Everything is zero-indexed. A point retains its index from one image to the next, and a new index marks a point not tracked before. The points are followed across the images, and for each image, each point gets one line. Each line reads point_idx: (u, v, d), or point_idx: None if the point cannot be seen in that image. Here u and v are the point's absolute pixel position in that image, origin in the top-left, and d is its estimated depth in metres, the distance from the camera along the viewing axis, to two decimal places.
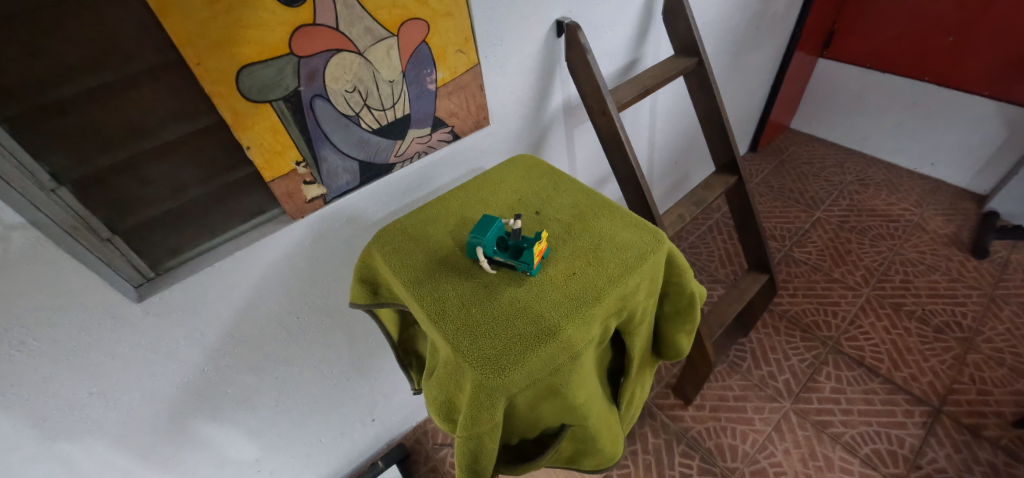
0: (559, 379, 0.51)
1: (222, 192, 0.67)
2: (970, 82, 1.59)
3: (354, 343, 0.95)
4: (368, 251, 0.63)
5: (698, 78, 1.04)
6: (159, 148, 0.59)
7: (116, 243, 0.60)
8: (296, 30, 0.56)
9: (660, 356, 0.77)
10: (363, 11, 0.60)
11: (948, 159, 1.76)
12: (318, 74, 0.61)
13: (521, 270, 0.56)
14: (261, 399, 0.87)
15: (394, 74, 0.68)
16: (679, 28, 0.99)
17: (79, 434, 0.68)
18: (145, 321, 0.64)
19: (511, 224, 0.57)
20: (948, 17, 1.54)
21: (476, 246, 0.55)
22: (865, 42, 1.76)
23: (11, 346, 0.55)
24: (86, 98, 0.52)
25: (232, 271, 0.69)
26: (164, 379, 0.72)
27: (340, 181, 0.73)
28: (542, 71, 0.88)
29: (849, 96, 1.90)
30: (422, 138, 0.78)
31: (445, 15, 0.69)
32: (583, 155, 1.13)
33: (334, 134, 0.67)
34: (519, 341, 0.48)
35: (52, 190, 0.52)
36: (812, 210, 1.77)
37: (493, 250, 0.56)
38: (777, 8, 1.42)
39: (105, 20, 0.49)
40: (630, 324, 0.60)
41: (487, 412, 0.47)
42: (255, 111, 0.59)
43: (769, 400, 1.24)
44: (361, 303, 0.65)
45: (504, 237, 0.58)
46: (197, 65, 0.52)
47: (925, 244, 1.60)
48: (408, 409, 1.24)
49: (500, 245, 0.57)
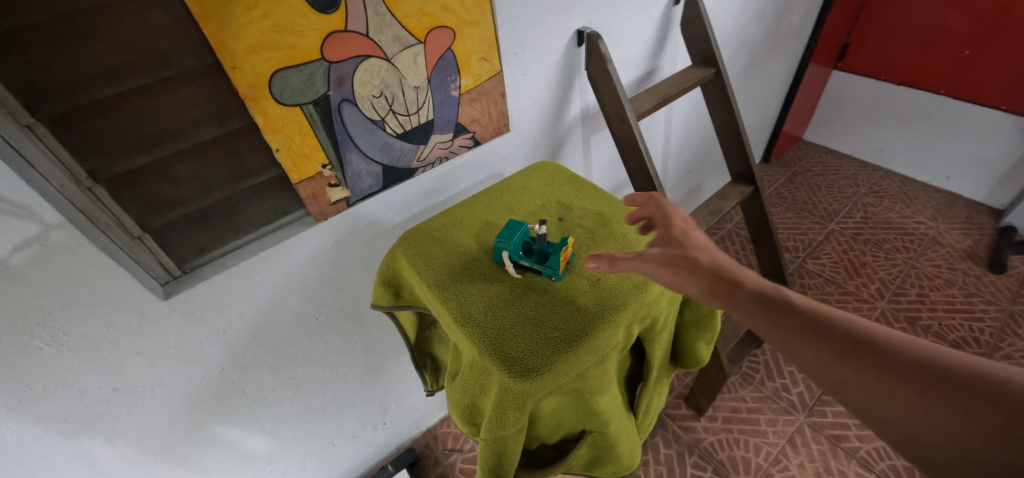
0: (584, 385, 0.51)
1: (249, 193, 0.68)
2: (987, 96, 1.58)
3: (370, 346, 0.96)
4: (392, 253, 0.64)
5: (715, 88, 1.05)
6: (190, 149, 0.60)
7: (145, 240, 0.61)
8: (328, 36, 0.58)
9: (678, 364, 0.76)
10: (393, 19, 0.62)
11: (963, 173, 1.75)
12: (347, 79, 0.62)
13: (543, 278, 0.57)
14: (277, 399, 0.88)
15: (419, 80, 0.70)
16: (697, 39, 1.00)
17: (102, 429, 0.69)
18: (170, 319, 0.65)
19: (536, 229, 0.59)
20: (963, 30, 1.54)
21: (502, 250, 0.56)
22: (880, 54, 1.75)
23: (41, 339, 0.56)
24: (124, 100, 0.53)
25: (255, 271, 0.70)
26: (186, 378, 0.72)
27: (364, 184, 0.74)
28: (562, 80, 0.89)
29: (864, 108, 1.89)
30: (444, 144, 0.79)
31: (471, 23, 0.70)
32: (599, 162, 1.14)
33: (359, 138, 0.68)
34: (545, 346, 0.49)
35: (88, 188, 0.54)
36: (825, 221, 1.76)
37: (518, 255, 0.57)
38: (793, 20, 1.42)
39: (147, 23, 0.50)
40: (652, 331, 0.61)
41: (513, 415, 0.47)
42: (285, 115, 0.60)
43: (782, 413, 1.23)
44: (383, 304, 0.66)
45: (529, 241, 0.59)
46: (233, 68, 0.54)
47: (941, 258, 1.58)
48: (419, 413, 1.23)
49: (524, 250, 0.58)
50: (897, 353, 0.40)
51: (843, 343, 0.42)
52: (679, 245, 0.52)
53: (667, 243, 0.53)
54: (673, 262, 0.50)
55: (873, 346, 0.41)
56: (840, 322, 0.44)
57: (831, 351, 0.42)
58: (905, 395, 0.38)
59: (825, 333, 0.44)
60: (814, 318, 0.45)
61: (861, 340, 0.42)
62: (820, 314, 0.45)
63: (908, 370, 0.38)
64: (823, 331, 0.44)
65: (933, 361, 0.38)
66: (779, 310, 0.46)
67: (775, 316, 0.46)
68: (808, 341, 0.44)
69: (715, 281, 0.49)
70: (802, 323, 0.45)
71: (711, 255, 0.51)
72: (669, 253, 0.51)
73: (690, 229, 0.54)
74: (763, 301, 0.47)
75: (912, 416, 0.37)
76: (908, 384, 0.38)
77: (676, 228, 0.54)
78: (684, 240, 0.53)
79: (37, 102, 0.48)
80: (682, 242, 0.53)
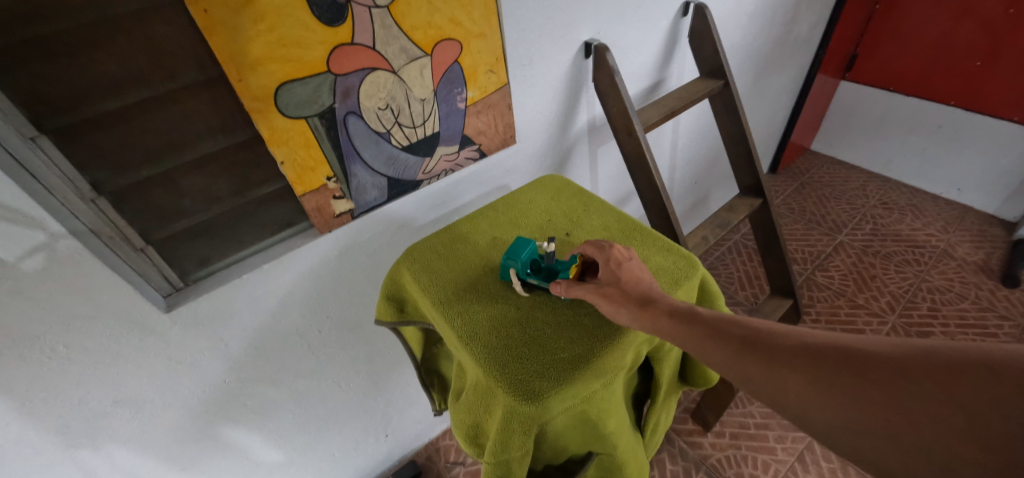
0: (591, 407, 0.50)
1: (253, 205, 0.68)
2: (998, 107, 1.56)
3: (373, 357, 0.95)
4: (396, 267, 0.64)
5: (723, 100, 1.04)
6: (195, 161, 0.60)
7: (148, 253, 0.60)
8: (334, 49, 0.57)
9: (686, 383, 0.74)
10: (399, 31, 0.62)
11: (974, 185, 1.73)
12: (353, 91, 0.62)
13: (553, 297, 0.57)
14: (278, 412, 0.87)
15: (425, 93, 0.69)
16: (705, 50, 1.00)
17: (102, 442, 0.68)
18: (171, 332, 0.65)
19: (545, 246, 0.58)
20: (973, 41, 1.52)
21: (509, 268, 0.56)
22: (889, 65, 1.74)
23: (41, 353, 0.56)
24: (129, 113, 0.53)
25: (258, 283, 0.70)
26: (187, 390, 0.72)
27: (368, 196, 0.73)
28: (570, 91, 0.88)
29: (872, 119, 1.87)
30: (450, 156, 0.79)
31: (478, 36, 0.69)
32: (605, 174, 1.13)
33: (365, 151, 0.68)
34: (551, 367, 0.48)
35: (91, 200, 0.53)
36: (834, 233, 1.74)
37: (526, 273, 0.56)
38: (802, 30, 1.41)
39: (153, 36, 0.50)
40: (661, 349, 0.60)
41: (519, 439, 0.46)
42: (290, 127, 0.60)
43: (791, 430, 1.20)
44: (387, 320, 0.65)
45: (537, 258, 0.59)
46: (239, 81, 0.53)
47: (953, 271, 1.55)
48: (423, 425, 1.22)
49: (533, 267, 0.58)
50: (800, 348, 0.39)
51: (755, 349, 0.41)
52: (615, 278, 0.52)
53: (603, 278, 0.53)
54: (609, 295, 0.50)
55: (781, 347, 0.40)
56: (751, 329, 0.43)
57: (745, 362, 0.41)
58: (822, 393, 0.36)
59: (737, 343, 0.43)
60: (726, 328, 0.44)
61: (771, 344, 0.41)
62: (731, 323, 0.45)
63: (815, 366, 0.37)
64: (736, 338, 0.43)
65: (835, 348, 0.38)
66: (691, 325, 0.45)
67: (688, 331, 0.45)
68: (725, 356, 0.42)
69: (641, 310, 0.48)
70: (715, 335, 0.44)
71: (639, 285, 0.51)
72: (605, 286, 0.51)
73: (627, 260, 0.54)
74: (677, 318, 0.46)
75: (832, 412, 0.35)
76: (817, 379, 0.37)
77: (613, 259, 0.54)
78: (618, 271, 0.53)
79: (42, 115, 0.48)
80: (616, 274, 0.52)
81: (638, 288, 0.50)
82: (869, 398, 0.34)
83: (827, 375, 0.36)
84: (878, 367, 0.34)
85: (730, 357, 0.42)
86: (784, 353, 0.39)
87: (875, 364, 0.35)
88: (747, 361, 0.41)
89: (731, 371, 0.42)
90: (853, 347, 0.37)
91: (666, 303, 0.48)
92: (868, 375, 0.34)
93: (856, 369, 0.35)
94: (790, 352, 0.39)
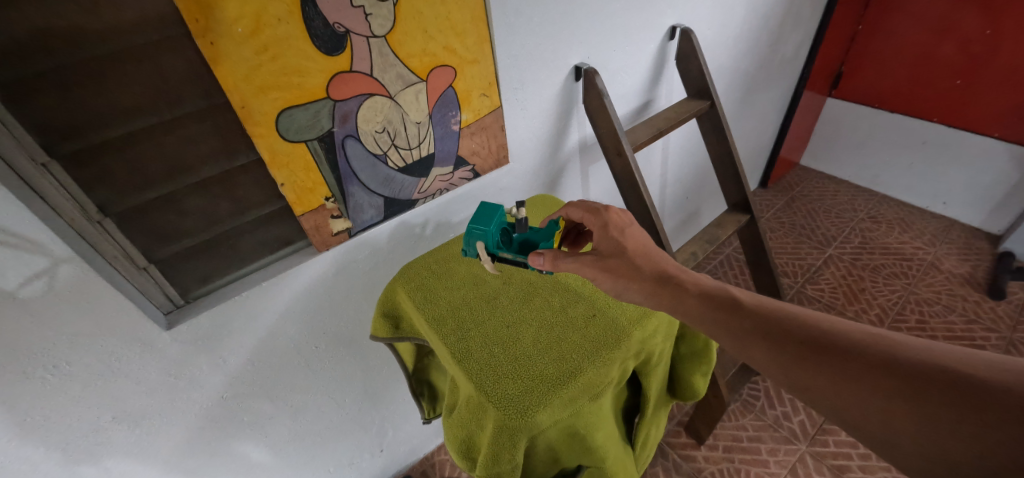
0: (579, 421, 0.52)
1: (253, 225, 0.70)
2: (979, 123, 1.61)
3: (369, 372, 0.96)
4: (392, 286, 0.66)
5: (710, 120, 1.08)
6: (198, 183, 0.62)
7: (151, 271, 0.62)
8: (333, 77, 0.60)
9: (675, 397, 0.76)
10: (396, 59, 0.65)
11: (959, 199, 1.77)
12: (351, 116, 0.65)
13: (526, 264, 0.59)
14: (274, 428, 0.87)
15: (421, 116, 0.72)
16: (691, 72, 1.04)
17: (100, 458, 0.69)
18: (171, 348, 0.66)
19: (515, 214, 0.60)
20: (953, 60, 1.57)
21: (477, 238, 0.56)
22: (873, 82, 1.78)
23: (44, 370, 0.57)
24: (136, 138, 0.55)
25: (257, 300, 0.72)
26: (186, 405, 0.73)
27: (365, 215, 0.76)
28: (561, 113, 0.92)
29: (858, 135, 1.92)
30: (444, 176, 0.82)
31: (471, 62, 0.73)
32: (597, 191, 1.16)
33: (362, 172, 0.70)
34: (540, 383, 0.50)
35: (98, 221, 0.56)
36: (823, 246, 1.77)
37: (494, 245, 0.57)
38: (786, 51, 1.46)
39: (161, 66, 0.53)
40: (648, 364, 0.62)
41: (508, 453, 0.48)
42: (291, 151, 0.62)
43: (784, 442, 1.21)
44: (382, 336, 0.66)
45: (506, 228, 0.60)
46: (242, 108, 0.56)
47: (940, 283, 1.58)
48: (417, 440, 1.22)
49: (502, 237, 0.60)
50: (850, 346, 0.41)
51: (795, 341, 0.44)
52: (619, 247, 0.56)
53: (609, 247, 0.57)
54: (616, 268, 0.55)
55: (829, 342, 0.42)
56: (796, 321, 0.46)
57: (785, 352, 0.44)
58: (860, 389, 0.39)
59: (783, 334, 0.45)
60: (766, 319, 0.47)
61: (812, 336, 0.44)
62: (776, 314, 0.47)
63: (857, 361, 0.40)
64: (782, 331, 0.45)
65: (884, 348, 0.40)
66: (731, 315, 0.48)
67: (728, 322, 0.48)
68: (766, 344, 0.45)
69: (661, 286, 0.53)
70: (761, 323, 0.46)
71: (645, 255, 0.56)
72: (610, 258, 0.56)
73: (625, 225, 0.58)
74: (717, 308, 0.50)
75: (877, 408, 0.38)
76: (866, 375, 0.39)
77: (613, 227, 0.58)
78: (620, 238, 0.57)
79: (53, 142, 0.50)
80: (619, 243, 0.56)
81: (652, 264, 0.55)
82: (906, 398, 0.37)
83: (866, 372, 0.39)
84: (915, 369, 0.38)
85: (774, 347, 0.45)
86: (824, 346, 0.42)
87: (916, 366, 0.38)
88: (787, 351, 0.44)
89: (772, 359, 0.45)
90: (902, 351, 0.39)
91: (686, 279, 0.53)
92: (907, 376, 0.38)
93: (895, 368, 0.38)
94: (831, 346, 0.42)
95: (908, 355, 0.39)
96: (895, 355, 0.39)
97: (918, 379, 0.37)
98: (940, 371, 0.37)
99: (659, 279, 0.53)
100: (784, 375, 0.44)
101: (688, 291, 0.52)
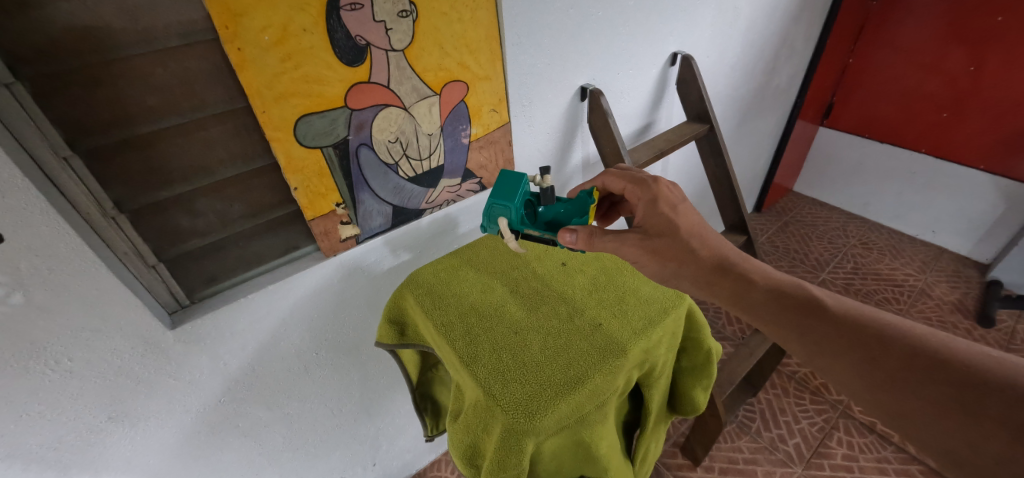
0: (583, 429, 0.53)
1: (263, 228, 0.71)
2: (966, 156, 1.66)
3: (367, 381, 0.95)
4: (400, 293, 0.67)
5: (709, 143, 1.12)
6: (212, 184, 0.63)
7: (159, 270, 0.62)
8: (352, 87, 0.62)
9: (675, 411, 0.76)
10: (412, 72, 0.67)
11: (947, 228, 1.83)
12: (366, 125, 0.66)
13: (553, 240, 0.61)
14: (268, 436, 0.86)
15: (433, 128, 0.74)
16: (691, 96, 1.08)
17: (90, 461, 0.68)
18: (174, 347, 0.66)
19: (541, 182, 0.61)
20: (939, 95, 1.63)
21: (500, 217, 0.57)
22: (864, 114, 1.84)
23: (46, 364, 0.56)
24: (155, 137, 0.56)
25: (262, 303, 0.72)
26: (182, 408, 0.72)
27: (373, 223, 0.77)
28: (566, 131, 0.95)
29: (850, 164, 1.98)
30: (452, 188, 0.84)
31: (483, 78, 0.75)
32: None
33: (373, 180, 0.72)
34: (550, 387, 0.51)
35: (112, 217, 0.56)
36: (817, 271, 1.80)
37: (517, 224, 0.58)
38: (782, 80, 1.52)
39: (187, 68, 0.54)
40: (651, 376, 0.62)
41: (515, 458, 0.48)
42: (306, 156, 0.64)
43: (780, 465, 1.21)
44: (386, 343, 0.67)
45: (530, 201, 0.62)
46: (263, 113, 0.58)
47: (931, 310, 1.61)
48: (410, 455, 1.20)
49: (524, 211, 0.61)
50: (924, 358, 0.44)
51: (858, 337, 0.48)
52: (671, 227, 0.60)
53: (660, 229, 0.61)
54: (660, 248, 0.60)
55: (897, 349, 0.46)
56: (871, 325, 0.49)
57: (848, 348, 0.48)
58: (919, 390, 0.43)
59: (851, 337, 0.48)
60: (842, 320, 0.50)
61: (876, 335, 0.48)
62: (849, 316, 0.50)
63: (920, 365, 0.44)
64: (851, 332, 0.49)
65: (964, 365, 0.43)
66: (797, 310, 0.53)
67: (796, 319, 0.52)
68: (830, 338, 0.49)
69: (722, 276, 0.57)
70: (833, 325, 0.50)
71: (699, 237, 0.60)
72: (656, 238, 0.60)
73: (676, 202, 0.62)
74: (781, 303, 0.54)
75: (938, 418, 0.42)
76: (937, 387, 0.43)
77: (665, 202, 0.62)
78: (673, 217, 0.61)
79: (77, 137, 0.51)
80: (672, 223, 0.60)
81: (707, 247, 0.59)
82: (964, 402, 0.41)
83: (927, 375, 0.43)
84: (985, 379, 0.41)
85: (841, 348, 0.48)
86: (889, 347, 0.46)
87: (980, 376, 0.42)
88: (848, 348, 0.48)
89: (838, 360, 0.48)
90: (983, 369, 0.42)
91: (751, 270, 0.57)
92: (968, 382, 0.42)
93: (959, 375, 0.42)
94: (895, 346, 0.46)
95: (970, 362, 0.43)
96: (958, 361, 0.43)
97: (978, 386, 0.41)
98: (1004, 382, 0.40)
99: (716, 266, 0.58)
100: (845, 369, 0.48)
101: (754, 284, 0.56)
